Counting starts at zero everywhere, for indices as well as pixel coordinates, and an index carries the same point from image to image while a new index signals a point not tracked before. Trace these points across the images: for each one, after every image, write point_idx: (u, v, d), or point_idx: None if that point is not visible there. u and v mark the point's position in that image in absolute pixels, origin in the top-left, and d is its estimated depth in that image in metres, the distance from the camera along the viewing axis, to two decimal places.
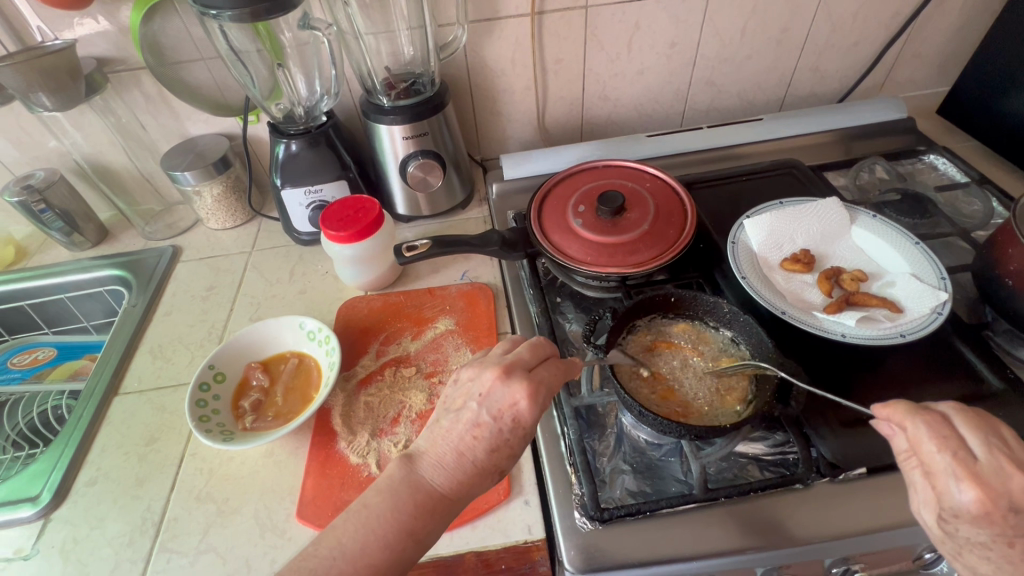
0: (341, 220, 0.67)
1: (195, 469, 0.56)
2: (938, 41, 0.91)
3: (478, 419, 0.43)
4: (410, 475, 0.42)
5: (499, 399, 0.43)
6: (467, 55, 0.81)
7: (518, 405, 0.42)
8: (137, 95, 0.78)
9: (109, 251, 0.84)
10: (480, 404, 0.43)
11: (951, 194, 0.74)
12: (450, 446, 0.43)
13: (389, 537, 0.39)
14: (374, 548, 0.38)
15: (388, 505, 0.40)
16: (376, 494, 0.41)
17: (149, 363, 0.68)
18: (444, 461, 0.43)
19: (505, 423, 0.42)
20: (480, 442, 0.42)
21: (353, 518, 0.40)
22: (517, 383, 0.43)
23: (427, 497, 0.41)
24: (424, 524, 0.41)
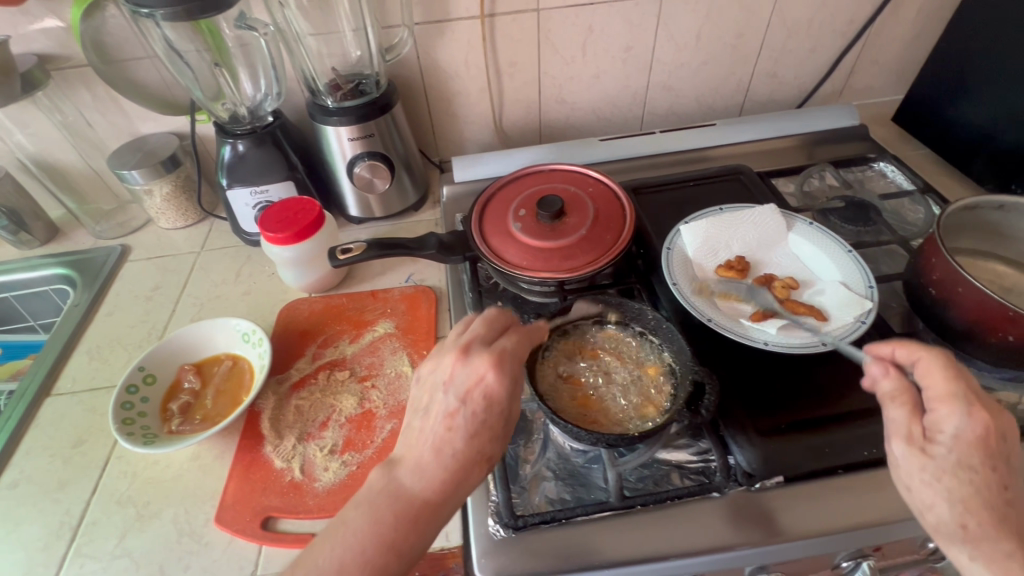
0: (280, 221, 0.66)
1: (120, 472, 0.56)
2: (894, 49, 0.91)
3: (448, 408, 0.40)
4: (388, 483, 0.40)
5: (463, 380, 0.41)
6: (420, 57, 0.80)
7: (483, 382, 0.40)
8: (83, 93, 0.77)
9: (57, 250, 0.83)
10: (444, 392, 0.41)
11: (897, 201, 0.74)
12: (421, 445, 0.40)
13: (369, 549, 0.37)
14: (350, 564, 0.36)
15: (365, 517, 0.38)
16: (353, 510, 0.39)
17: (85, 363, 0.67)
18: (420, 465, 0.39)
19: (475, 403, 0.40)
20: (455, 431, 0.40)
21: (330, 539, 0.38)
22: (477, 362, 0.41)
23: (408, 505, 0.39)
24: (406, 531, 0.38)
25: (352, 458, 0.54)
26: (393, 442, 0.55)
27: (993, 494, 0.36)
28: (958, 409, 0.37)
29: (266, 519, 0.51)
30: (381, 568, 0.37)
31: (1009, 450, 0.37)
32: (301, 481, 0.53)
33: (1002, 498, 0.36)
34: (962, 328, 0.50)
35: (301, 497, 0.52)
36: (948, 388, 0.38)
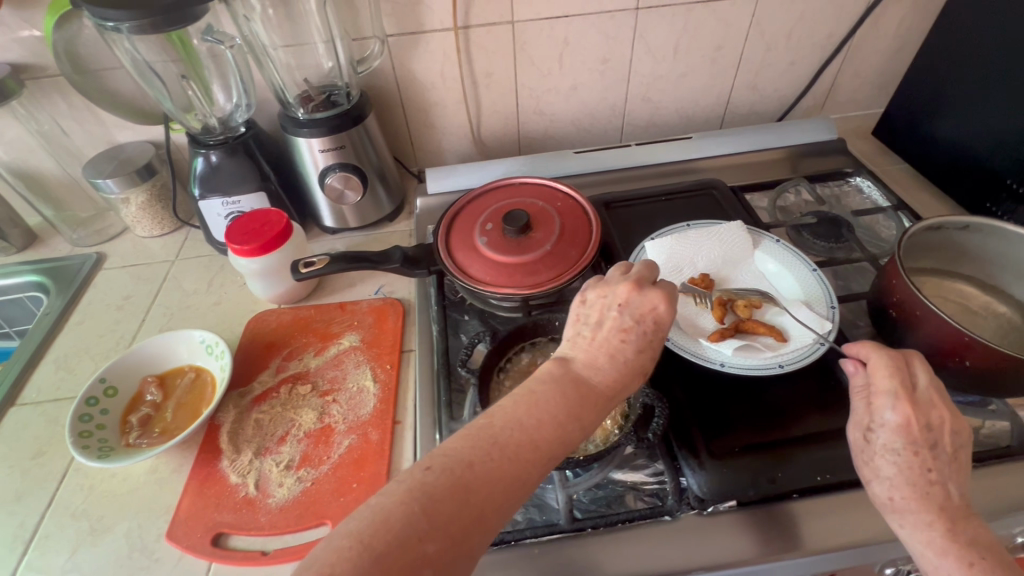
0: (246, 232, 0.66)
1: (77, 484, 0.56)
2: (875, 62, 0.91)
3: (623, 324, 0.42)
4: (568, 371, 0.40)
5: (638, 305, 0.42)
6: (394, 68, 0.80)
7: (657, 309, 0.42)
8: (59, 102, 0.78)
9: (33, 257, 0.84)
10: (618, 312, 0.42)
11: (871, 217, 0.73)
12: (599, 351, 0.41)
13: (562, 417, 0.37)
14: (547, 423, 0.36)
15: (555, 392, 0.38)
16: (541, 382, 0.39)
17: (52, 373, 0.67)
18: (600, 370, 0.40)
19: (648, 325, 0.42)
20: (628, 343, 0.41)
21: (521, 401, 0.37)
22: (654, 292, 0.43)
23: (589, 391, 0.39)
24: (590, 409, 0.38)
25: (307, 474, 0.54)
26: (349, 458, 0.55)
27: (919, 475, 0.40)
28: (887, 403, 0.42)
29: (218, 535, 0.50)
30: (563, 436, 0.37)
31: (939, 439, 0.41)
32: (255, 497, 0.53)
33: (926, 479, 0.40)
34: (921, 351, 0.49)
35: (254, 514, 0.51)
36: (882, 383, 0.43)
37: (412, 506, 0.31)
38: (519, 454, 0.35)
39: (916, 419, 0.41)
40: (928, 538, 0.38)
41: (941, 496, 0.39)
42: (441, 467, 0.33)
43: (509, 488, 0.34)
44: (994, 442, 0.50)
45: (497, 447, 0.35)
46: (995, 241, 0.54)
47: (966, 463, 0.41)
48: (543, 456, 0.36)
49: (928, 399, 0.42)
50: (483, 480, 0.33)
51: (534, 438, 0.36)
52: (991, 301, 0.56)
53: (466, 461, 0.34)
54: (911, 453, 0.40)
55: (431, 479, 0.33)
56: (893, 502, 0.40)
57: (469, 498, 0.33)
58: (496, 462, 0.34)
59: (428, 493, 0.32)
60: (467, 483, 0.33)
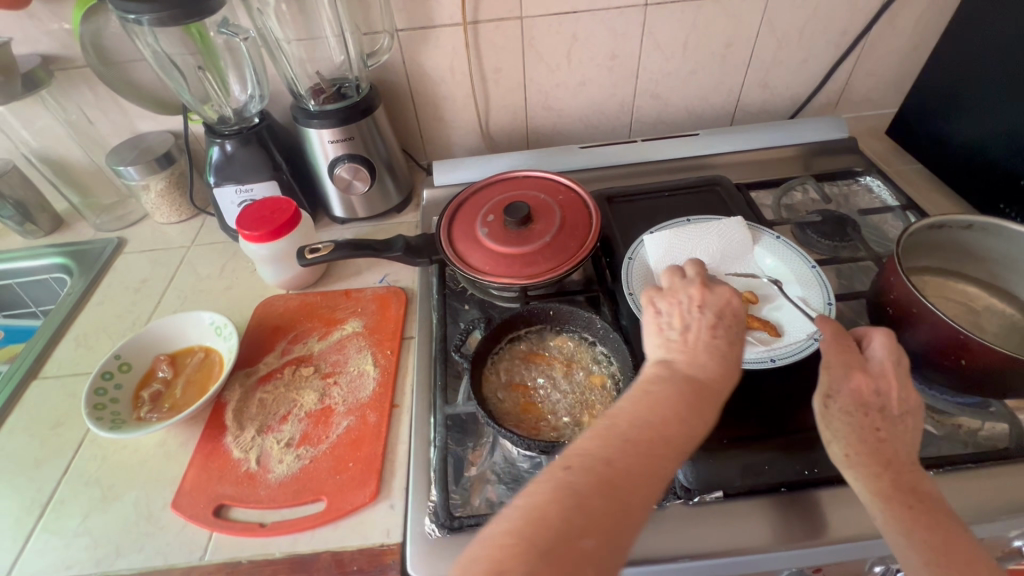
0: (256, 219, 0.68)
1: (91, 455, 0.58)
2: (890, 61, 0.89)
3: (709, 322, 0.42)
4: (675, 370, 0.39)
5: (715, 302, 0.43)
6: (405, 63, 0.82)
7: (731, 304, 0.42)
8: (86, 93, 0.81)
9: (59, 240, 0.88)
10: (698, 312, 0.42)
11: (878, 216, 0.72)
12: (696, 349, 0.40)
13: (681, 411, 0.36)
14: (668, 414, 0.36)
15: (671, 389, 0.37)
16: (653, 383, 0.38)
17: (73, 350, 0.71)
18: (703, 361, 0.40)
19: (730, 318, 0.42)
20: (720, 337, 0.41)
21: (639, 402, 0.37)
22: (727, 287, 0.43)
23: (705, 388, 0.38)
24: (710, 407, 0.37)
25: (306, 452, 0.56)
26: (347, 438, 0.57)
27: (870, 435, 0.42)
28: (842, 373, 0.44)
29: (219, 507, 0.53)
30: (687, 429, 0.36)
31: (888, 402, 0.43)
32: (256, 472, 0.55)
33: (876, 437, 0.42)
34: (918, 348, 0.49)
35: (254, 488, 0.53)
36: (840, 356, 0.45)
37: (564, 505, 0.31)
38: (650, 449, 0.34)
39: (866, 384, 0.43)
40: (877, 489, 0.40)
41: (889, 452, 0.42)
42: (581, 467, 0.33)
43: (651, 478, 0.34)
44: (991, 444, 0.49)
45: (634, 443, 0.35)
46: (997, 240, 0.53)
47: (914, 428, 0.44)
48: (674, 450, 0.35)
49: (880, 367, 0.44)
50: (628, 477, 0.33)
51: (662, 430, 0.35)
52: (995, 302, 0.55)
53: (604, 459, 0.33)
54: (864, 414, 0.43)
55: (575, 477, 0.32)
56: (850, 460, 0.42)
57: (614, 492, 0.32)
58: (629, 456, 0.34)
59: (576, 492, 0.32)
60: (611, 480, 0.33)
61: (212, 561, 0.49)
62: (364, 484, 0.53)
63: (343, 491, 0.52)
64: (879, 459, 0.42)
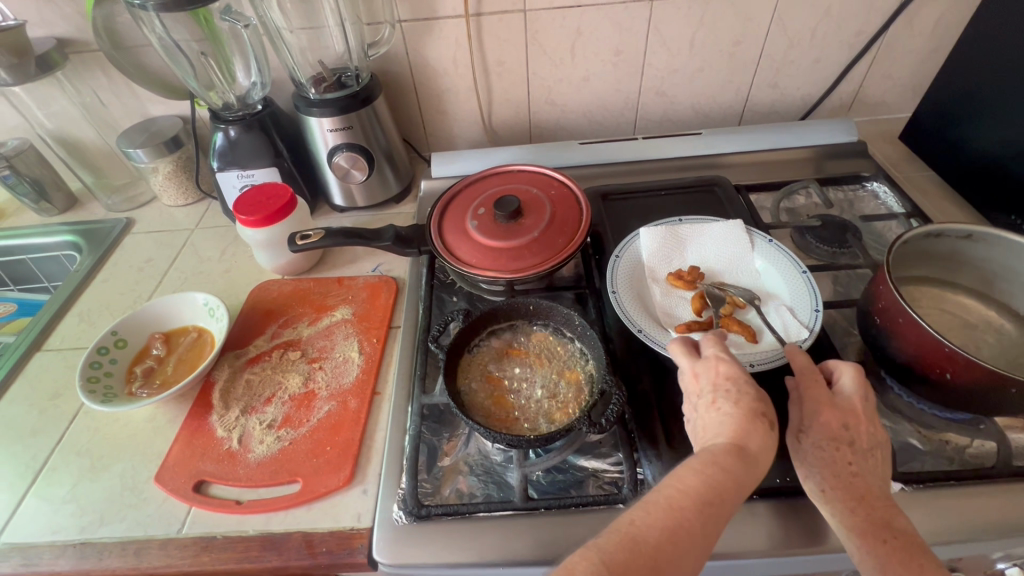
0: (253, 204, 0.69)
1: (84, 426, 0.61)
2: (907, 63, 0.86)
3: (706, 399, 0.42)
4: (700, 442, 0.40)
5: (705, 374, 0.43)
6: (408, 54, 0.82)
7: (721, 369, 0.42)
8: (99, 75, 0.84)
9: (72, 219, 0.91)
10: (700, 394, 0.42)
11: (883, 223, 0.70)
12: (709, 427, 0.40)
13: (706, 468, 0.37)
14: (689, 474, 0.37)
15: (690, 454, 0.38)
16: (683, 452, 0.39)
17: (76, 324, 0.73)
18: (720, 431, 0.39)
19: (723, 383, 0.41)
20: (721, 403, 0.41)
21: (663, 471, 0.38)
22: (711, 352, 0.44)
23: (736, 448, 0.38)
24: (739, 464, 0.37)
25: (286, 434, 0.57)
26: (327, 422, 0.57)
27: (839, 465, 0.41)
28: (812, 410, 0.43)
29: (200, 482, 0.54)
30: (726, 488, 0.36)
31: (857, 436, 0.42)
32: (237, 451, 0.56)
33: (847, 470, 0.41)
34: (903, 359, 0.48)
35: (233, 466, 0.55)
36: (814, 394, 0.44)
37: (592, 561, 0.32)
38: (674, 505, 0.35)
39: (833, 419, 0.43)
40: (852, 524, 0.40)
41: (862, 486, 0.41)
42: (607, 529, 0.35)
43: (680, 533, 0.34)
44: (978, 462, 0.47)
45: (656, 502, 0.36)
46: (998, 252, 0.51)
47: (883, 458, 0.43)
48: (707, 512, 0.35)
49: (848, 400, 0.44)
50: (654, 534, 0.34)
51: (685, 490, 0.36)
52: (994, 316, 0.53)
53: (628, 519, 0.35)
54: (835, 449, 0.42)
55: (601, 540, 0.34)
56: (826, 495, 0.41)
57: (642, 550, 0.33)
58: (653, 515, 0.35)
59: (602, 551, 0.33)
60: (637, 539, 0.34)
61: (189, 535, 0.51)
62: (339, 468, 0.54)
63: (318, 474, 0.53)
64: (853, 493, 0.41)
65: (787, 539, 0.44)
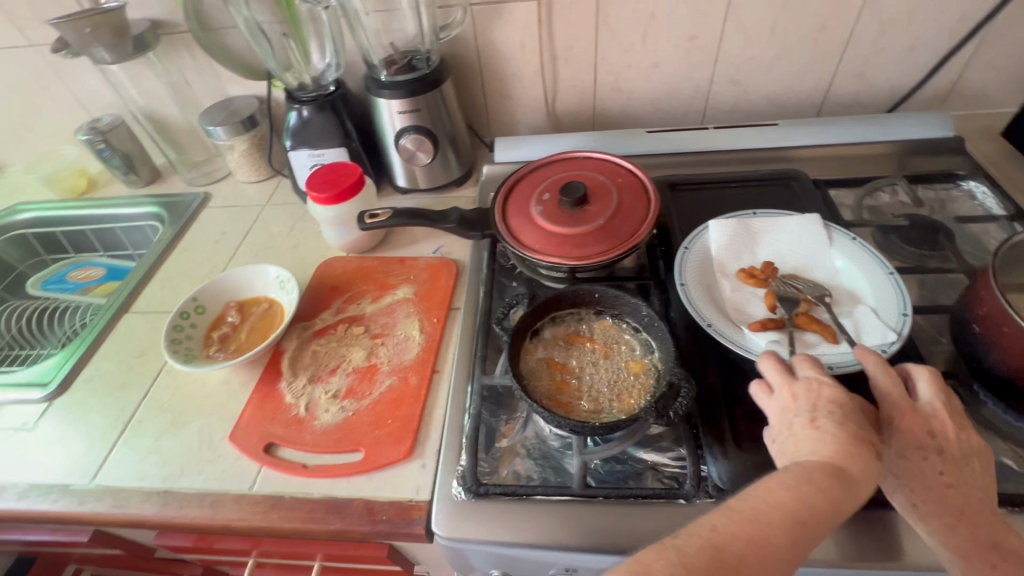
0: (325, 183, 0.72)
1: (166, 384, 0.65)
2: (1016, 52, 0.79)
3: (805, 418, 0.39)
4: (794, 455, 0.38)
5: (804, 395, 0.41)
6: (476, 37, 0.82)
7: (823, 391, 0.40)
8: (185, 56, 0.88)
9: (156, 192, 0.97)
10: (795, 412, 0.40)
11: (979, 226, 0.65)
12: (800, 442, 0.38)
13: (793, 482, 0.35)
14: (779, 487, 0.35)
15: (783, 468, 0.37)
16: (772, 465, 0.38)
17: (159, 290, 0.78)
18: (817, 449, 0.37)
19: (826, 404, 0.39)
20: (822, 422, 0.38)
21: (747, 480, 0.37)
22: (810, 372, 0.42)
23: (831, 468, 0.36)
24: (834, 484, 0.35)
25: (350, 405, 0.59)
26: (388, 397, 0.59)
27: (930, 478, 0.39)
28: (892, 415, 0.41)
29: (270, 444, 0.57)
30: (818, 508, 0.34)
31: (945, 444, 0.39)
32: (304, 417, 0.58)
33: (940, 483, 0.39)
34: (1006, 370, 0.44)
35: (301, 432, 0.57)
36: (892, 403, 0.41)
37: (670, 561, 0.33)
38: (756, 518, 0.34)
39: (917, 426, 0.40)
40: (953, 545, 0.38)
41: (958, 500, 0.38)
42: (686, 533, 0.35)
43: (762, 549, 0.33)
44: None
45: (736, 512, 0.35)
46: None
47: (981, 469, 0.40)
48: (796, 529, 0.34)
49: (930, 406, 0.41)
50: (734, 544, 0.33)
51: (775, 503, 0.35)
52: None
53: (709, 526, 0.34)
54: (922, 458, 0.39)
55: (680, 543, 0.34)
56: (918, 510, 0.39)
57: (723, 559, 0.33)
58: (738, 526, 0.34)
59: (680, 553, 0.33)
60: (718, 547, 0.33)
61: (260, 492, 0.54)
62: (400, 441, 0.55)
63: (380, 445, 0.55)
64: (949, 511, 0.38)
65: (859, 552, 0.42)
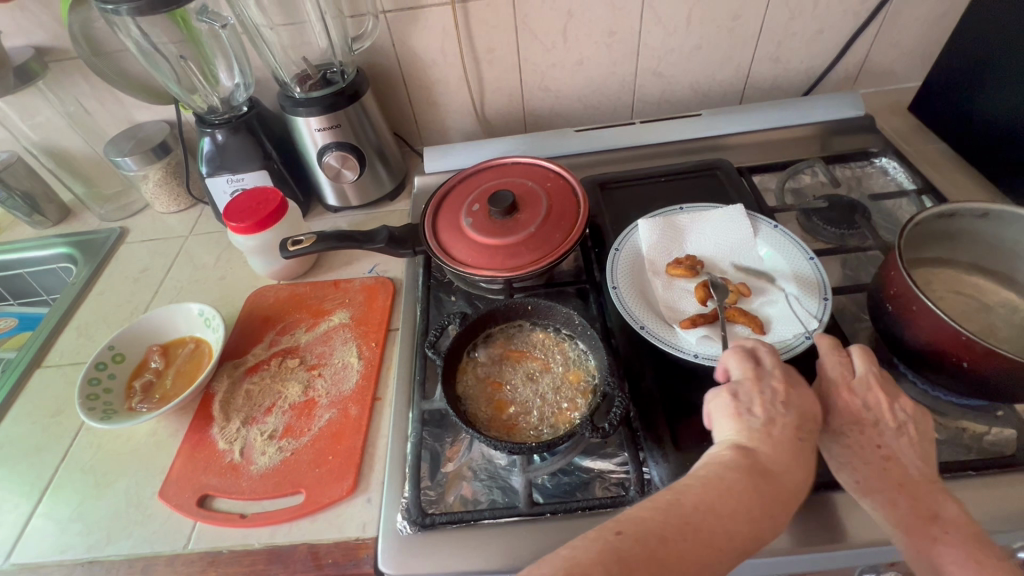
0: (243, 210, 0.68)
1: (87, 442, 0.60)
2: (915, 30, 0.82)
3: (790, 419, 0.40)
4: (755, 462, 0.38)
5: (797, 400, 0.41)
6: (393, 45, 0.80)
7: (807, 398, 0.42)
8: (82, 84, 0.82)
9: (66, 230, 0.90)
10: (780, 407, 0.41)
11: (892, 202, 0.67)
12: (779, 443, 0.39)
13: (755, 513, 0.36)
14: (743, 518, 0.35)
15: (746, 483, 0.36)
16: (729, 469, 0.37)
17: (74, 339, 0.73)
18: (784, 460, 0.38)
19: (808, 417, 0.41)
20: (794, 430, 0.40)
21: (709, 485, 0.36)
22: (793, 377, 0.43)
23: (777, 487, 0.37)
24: (775, 505, 0.36)
25: (288, 444, 0.56)
26: (328, 431, 0.57)
27: (869, 451, 0.42)
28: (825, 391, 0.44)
29: (204, 497, 0.54)
30: (755, 528, 0.36)
31: (880, 416, 0.42)
32: (240, 463, 0.55)
33: (877, 454, 0.41)
34: (915, 347, 0.46)
35: (236, 479, 0.54)
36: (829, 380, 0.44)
37: (610, 568, 0.31)
38: (711, 539, 0.34)
39: (853, 401, 0.43)
40: (896, 519, 0.39)
41: (898, 473, 0.41)
42: (635, 535, 0.33)
43: (705, 568, 0.33)
44: (998, 449, 0.46)
45: (691, 525, 0.34)
46: (1016, 229, 0.48)
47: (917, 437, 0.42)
48: (735, 553, 0.35)
49: (865, 383, 0.44)
50: (680, 554, 0.33)
51: (729, 529, 0.35)
52: (1011, 296, 0.51)
53: (660, 536, 0.33)
54: (859, 432, 0.42)
55: (628, 545, 0.33)
56: (862, 487, 0.41)
57: (664, 573, 0.32)
58: (689, 543, 0.33)
59: (622, 560, 0.32)
60: (662, 558, 0.33)
61: (195, 550, 0.51)
62: (342, 477, 0.53)
63: (321, 484, 0.53)
64: (890, 482, 0.40)
65: (801, 538, 0.43)
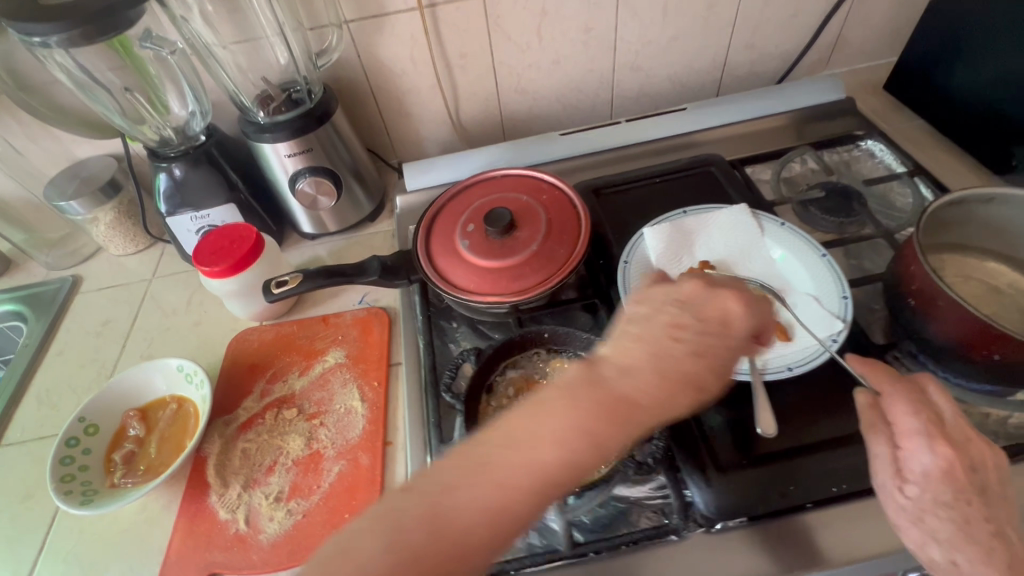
0: (216, 252, 0.62)
1: (67, 528, 0.54)
2: (884, 8, 0.82)
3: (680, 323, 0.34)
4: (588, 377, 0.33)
5: (699, 305, 0.36)
6: (359, 56, 0.74)
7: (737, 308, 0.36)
8: (11, 121, 0.74)
9: (10, 285, 0.81)
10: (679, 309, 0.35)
11: (885, 185, 0.67)
12: (644, 351, 0.33)
13: (588, 434, 0.30)
14: (560, 444, 0.30)
15: (562, 406, 0.31)
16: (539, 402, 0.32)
17: (35, 410, 0.65)
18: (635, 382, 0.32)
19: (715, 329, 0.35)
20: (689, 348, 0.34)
21: (514, 418, 0.32)
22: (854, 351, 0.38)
23: (607, 404, 0.31)
24: (608, 430, 0.31)
25: (298, 506, 0.52)
26: (340, 485, 0.53)
27: (974, 524, 0.37)
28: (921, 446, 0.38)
29: None
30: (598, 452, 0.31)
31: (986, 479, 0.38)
32: (246, 533, 0.51)
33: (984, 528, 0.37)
34: (942, 342, 0.45)
35: (245, 552, 0.50)
36: (907, 423, 0.38)
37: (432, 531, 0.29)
38: (499, 482, 0.30)
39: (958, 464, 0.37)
40: None
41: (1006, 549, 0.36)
42: (418, 492, 0.30)
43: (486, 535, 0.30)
44: None
45: (481, 470, 0.31)
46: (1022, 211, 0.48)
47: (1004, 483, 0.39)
48: (545, 488, 0.31)
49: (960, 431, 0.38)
50: (460, 508, 0.30)
51: (520, 470, 0.30)
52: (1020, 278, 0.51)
53: (412, 513, 0.29)
54: (967, 504, 0.37)
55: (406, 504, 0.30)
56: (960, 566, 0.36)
57: (441, 533, 0.29)
58: (480, 486, 0.30)
59: (400, 523, 0.29)
60: (439, 516, 0.29)
61: None
62: None
63: None
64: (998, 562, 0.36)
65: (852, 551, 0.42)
